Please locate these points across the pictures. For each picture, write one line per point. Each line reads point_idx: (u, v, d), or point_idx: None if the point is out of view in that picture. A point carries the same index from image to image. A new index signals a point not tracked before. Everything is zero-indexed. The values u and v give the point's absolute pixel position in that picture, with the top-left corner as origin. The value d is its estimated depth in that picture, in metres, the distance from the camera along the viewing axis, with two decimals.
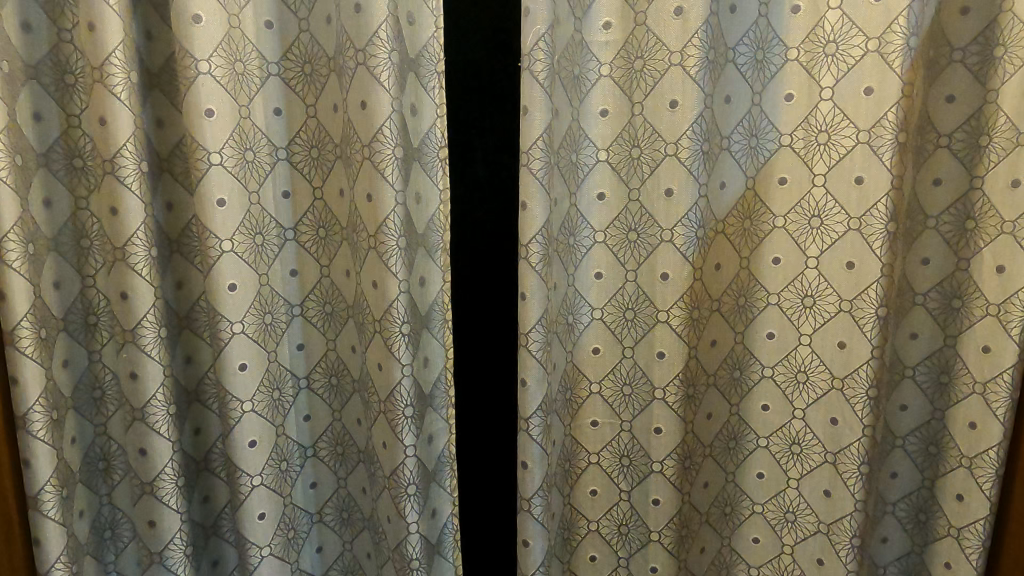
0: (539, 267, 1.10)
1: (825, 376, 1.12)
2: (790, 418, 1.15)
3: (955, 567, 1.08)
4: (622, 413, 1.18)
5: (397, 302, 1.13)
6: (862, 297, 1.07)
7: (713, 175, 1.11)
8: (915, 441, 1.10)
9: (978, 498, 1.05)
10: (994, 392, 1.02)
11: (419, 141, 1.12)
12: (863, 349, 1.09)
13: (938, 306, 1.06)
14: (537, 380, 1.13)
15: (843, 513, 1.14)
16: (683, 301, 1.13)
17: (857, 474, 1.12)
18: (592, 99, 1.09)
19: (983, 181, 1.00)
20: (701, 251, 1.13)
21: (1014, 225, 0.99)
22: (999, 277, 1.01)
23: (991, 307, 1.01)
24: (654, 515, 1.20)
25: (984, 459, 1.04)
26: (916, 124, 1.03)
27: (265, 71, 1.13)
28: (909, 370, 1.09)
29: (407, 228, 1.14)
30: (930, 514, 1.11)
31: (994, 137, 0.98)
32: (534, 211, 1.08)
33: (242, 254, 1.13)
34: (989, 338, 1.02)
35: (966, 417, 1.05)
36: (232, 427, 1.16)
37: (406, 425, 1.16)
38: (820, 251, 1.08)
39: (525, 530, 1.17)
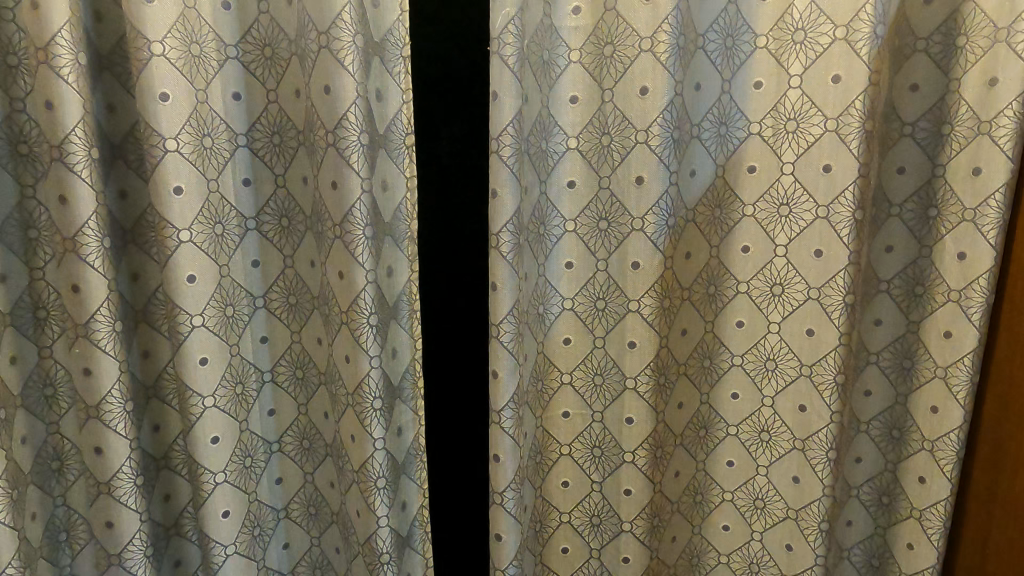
0: (509, 257, 1.08)
1: (794, 364, 1.12)
2: (760, 406, 1.16)
3: (917, 547, 1.10)
4: (594, 404, 1.17)
5: (364, 293, 1.10)
6: (832, 284, 1.07)
7: (683, 163, 1.10)
8: (879, 426, 1.11)
9: (939, 480, 1.06)
10: (955, 377, 1.03)
11: (384, 128, 1.09)
12: (830, 336, 1.09)
13: (900, 294, 1.07)
14: (509, 371, 1.11)
15: (810, 499, 1.15)
16: (655, 290, 1.12)
17: (825, 460, 1.12)
18: (562, 85, 1.08)
19: (945, 169, 1.01)
20: (672, 239, 1.12)
21: (976, 213, 0.99)
22: (960, 265, 1.01)
23: (953, 294, 1.02)
24: (626, 505, 1.20)
25: (946, 442, 1.05)
26: (884, 111, 1.03)
27: (223, 53, 1.08)
28: (875, 357, 1.10)
29: (373, 217, 1.10)
30: (893, 497, 1.12)
31: (957, 126, 0.99)
32: (505, 200, 1.06)
33: (202, 245, 1.08)
34: (950, 324, 1.03)
35: (927, 402, 1.07)
36: (192, 423, 1.12)
37: (375, 418, 1.14)
38: (788, 239, 1.09)
39: (499, 524, 1.16)
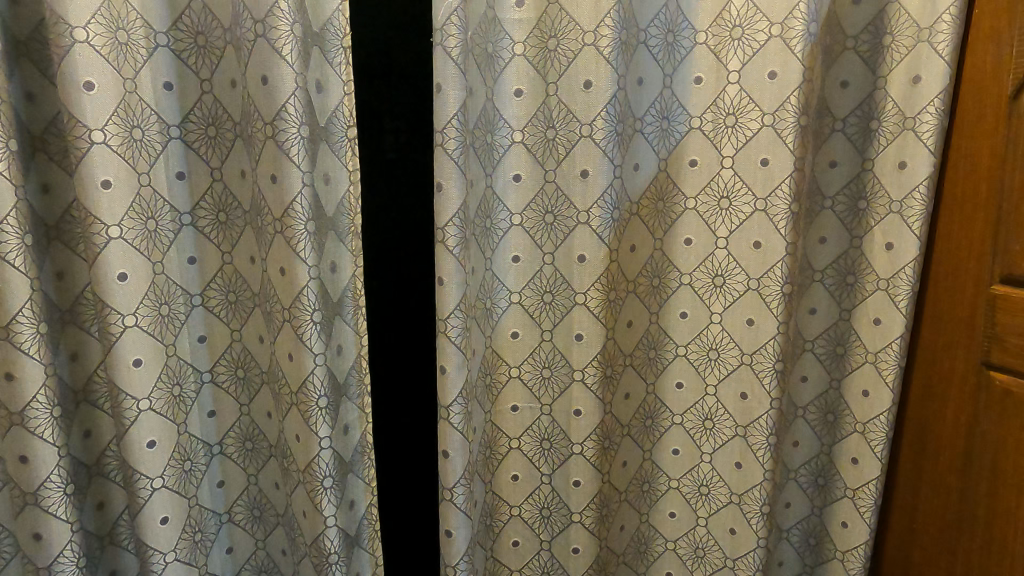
0: (456, 251, 1.06)
1: (735, 353, 1.15)
2: (703, 394, 1.19)
3: (851, 525, 1.15)
4: (542, 397, 1.18)
5: (307, 289, 1.07)
6: (770, 275, 1.10)
7: (627, 157, 1.11)
8: (814, 410, 1.16)
9: (871, 460, 1.11)
10: (884, 361, 1.07)
11: (326, 121, 1.06)
12: (770, 325, 1.12)
13: (834, 283, 1.12)
14: (456, 366, 1.09)
15: (751, 485, 1.18)
16: (601, 283, 1.12)
17: (766, 446, 1.15)
18: (507, 78, 1.07)
19: (872, 163, 1.06)
20: (617, 232, 1.13)
21: (902, 205, 1.03)
22: (888, 254, 1.06)
23: (881, 283, 1.07)
24: (576, 496, 1.20)
25: (877, 425, 1.09)
26: (817, 107, 1.07)
27: (152, 40, 1.03)
28: (809, 345, 1.15)
29: (316, 211, 1.08)
30: (828, 477, 1.18)
31: (883, 122, 1.04)
32: (450, 193, 1.04)
33: (133, 242, 1.03)
34: (878, 311, 1.08)
35: (859, 386, 1.11)
36: (127, 428, 1.06)
37: (320, 417, 1.11)
38: (729, 231, 1.12)
39: (449, 520, 1.14)
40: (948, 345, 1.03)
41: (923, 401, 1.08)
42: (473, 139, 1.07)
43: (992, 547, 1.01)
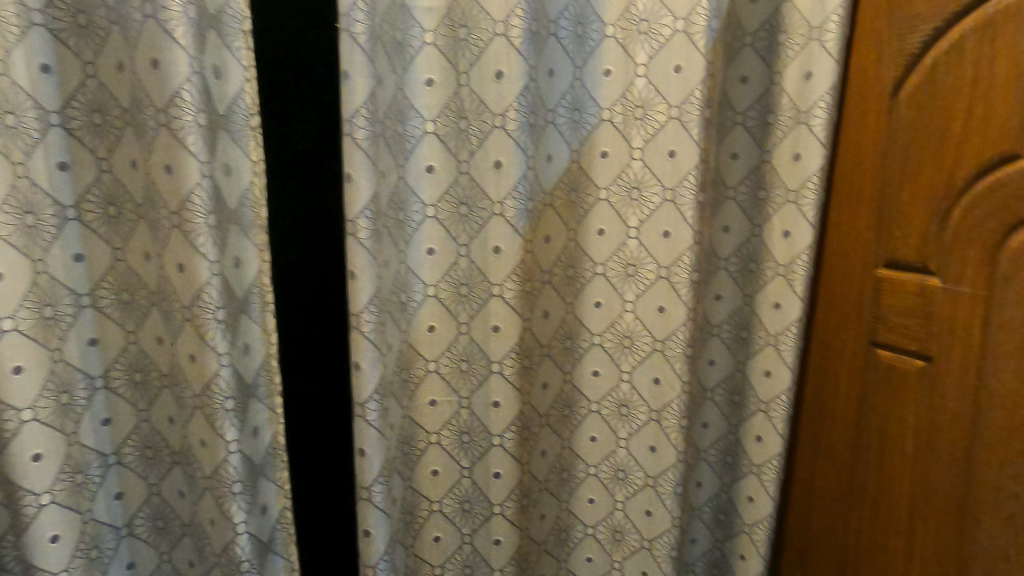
0: (368, 243, 1.04)
1: (648, 339, 1.18)
2: (619, 381, 1.21)
3: (756, 500, 1.19)
4: (460, 390, 1.17)
5: (208, 285, 1.02)
6: (680, 263, 1.13)
7: (540, 147, 1.13)
8: (722, 391, 1.22)
9: (773, 437, 1.17)
10: (784, 342, 1.13)
11: (225, 107, 1.01)
12: (680, 312, 1.15)
13: (737, 269, 1.17)
14: (371, 361, 1.06)
15: (667, 466, 1.20)
16: (516, 274, 1.14)
17: (679, 428, 1.19)
18: (416, 66, 1.04)
19: (771, 154, 1.10)
20: (532, 223, 1.14)
21: (797, 194, 1.08)
22: (785, 241, 1.10)
23: (780, 268, 1.12)
24: (495, 490, 1.21)
25: (778, 403, 1.15)
26: (719, 100, 1.11)
27: (25, 19, 0.94)
28: (716, 329, 1.20)
29: (217, 204, 1.04)
30: (735, 455, 1.22)
31: (780, 116, 1.08)
32: (361, 184, 1.01)
33: (8, 237, 0.93)
34: (779, 296, 1.12)
35: (762, 367, 1.16)
36: (7, 441, 0.96)
37: (226, 419, 1.06)
38: (640, 221, 1.14)
39: (368, 520, 1.11)
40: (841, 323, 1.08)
41: (823, 379, 1.12)
42: (382, 131, 1.05)
43: (879, 516, 1.05)
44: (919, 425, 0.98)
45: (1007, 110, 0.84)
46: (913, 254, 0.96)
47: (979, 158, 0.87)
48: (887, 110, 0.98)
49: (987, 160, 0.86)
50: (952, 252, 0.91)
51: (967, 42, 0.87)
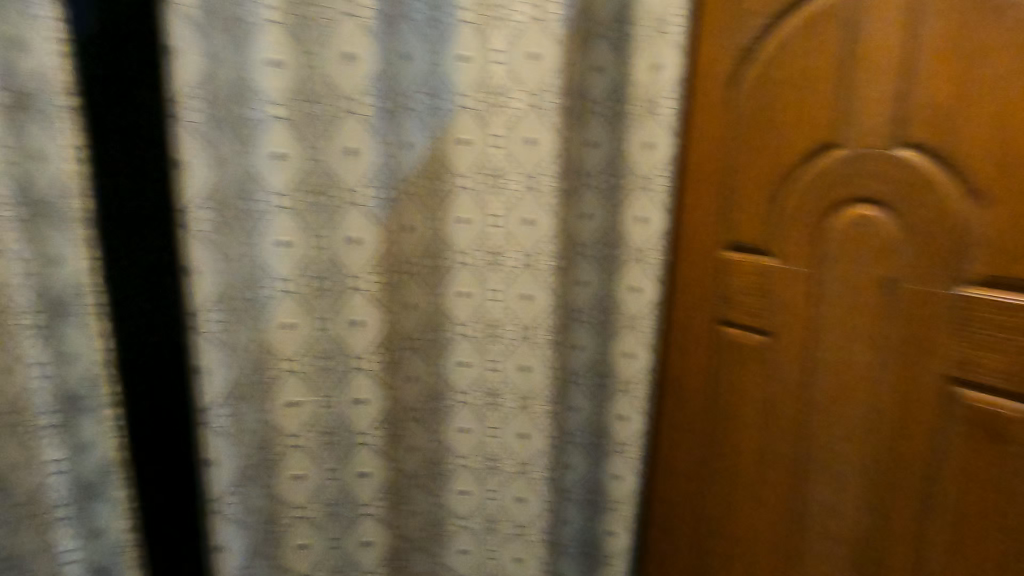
0: (380, 195, 1.17)
1: (609, 304, 1.32)
2: (605, 348, 1.33)
3: (670, 466, 1.30)
4: (418, 336, 1.23)
5: (230, 197, 1.11)
6: (650, 244, 1.27)
7: (519, 124, 1.16)
8: (678, 368, 1.27)
9: (684, 408, 1.26)
10: (722, 328, 1.18)
11: (302, 34, 1.10)
12: (651, 290, 1.29)
13: (695, 251, 1.22)
14: (288, 295, 1.17)
15: (631, 425, 1.35)
16: (481, 240, 1.21)
17: (641, 391, 1.33)
18: (451, 37, 1.14)
19: (725, 144, 1.14)
20: (506, 197, 1.19)
21: (734, 184, 1.13)
22: (716, 228, 1.17)
23: (720, 254, 1.17)
24: (460, 441, 1.28)
25: (633, 383, 1.33)
26: (698, 97, 1.17)
27: None
28: (678, 307, 1.26)
29: (245, 123, 1.10)
30: (658, 427, 1.32)
31: (735, 107, 1.12)
32: (357, 130, 1.14)
33: None
34: (728, 283, 1.16)
35: (698, 345, 1.22)
36: None
37: (210, 335, 1.12)
38: (620, 203, 1.28)
39: (206, 451, 1.16)
40: (712, 325, 1.20)
41: (681, 370, 1.26)
42: (405, 95, 1.15)
43: (732, 492, 1.18)
44: (760, 397, 1.12)
45: (817, 115, 0.99)
46: (761, 268, 1.10)
47: (811, 183, 1.01)
48: (731, 138, 1.12)
49: (814, 147, 1.00)
50: (792, 262, 1.05)
51: (805, 91, 1.00)
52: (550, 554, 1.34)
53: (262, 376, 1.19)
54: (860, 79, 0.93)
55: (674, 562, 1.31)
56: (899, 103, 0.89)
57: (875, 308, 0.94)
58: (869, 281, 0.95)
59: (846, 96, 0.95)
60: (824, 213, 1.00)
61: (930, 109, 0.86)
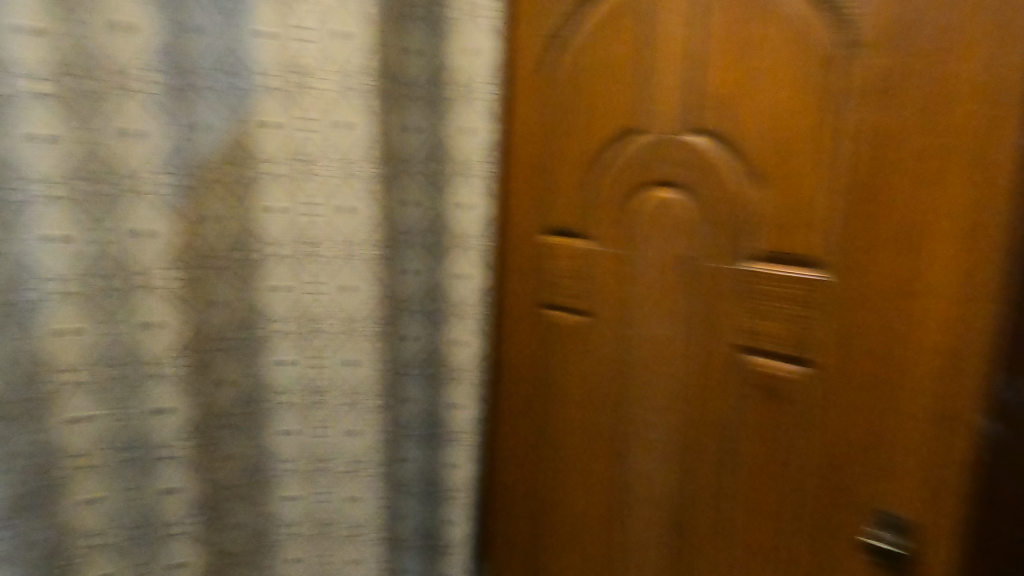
0: (167, 188, 1.07)
1: (432, 294, 1.28)
2: (432, 338, 1.30)
3: (508, 454, 1.31)
4: (227, 337, 1.14)
5: None
6: (475, 229, 1.27)
7: (331, 111, 1.14)
8: (506, 353, 1.29)
9: (515, 395, 1.28)
10: (544, 311, 1.21)
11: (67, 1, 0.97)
12: (477, 276, 1.28)
13: (517, 236, 1.24)
14: (61, 300, 1.02)
15: (462, 414, 1.33)
16: (292, 232, 1.15)
17: (474, 378, 1.32)
18: (249, 16, 1.08)
19: (542, 132, 1.16)
20: (321, 186, 1.15)
21: (548, 171, 1.17)
22: (535, 215, 1.20)
23: (539, 238, 1.20)
24: (283, 445, 1.21)
25: (467, 371, 1.31)
26: (511, 86, 1.20)
27: None
28: (504, 290, 1.28)
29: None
30: (494, 415, 1.34)
31: (550, 95, 1.15)
32: (136, 112, 1.03)
33: None
34: (544, 264, 1.19)
35: (523, 329, 1.25)
36: None
37: None
38: (442, 190, 1.25)
39: None
40: (533, 308, 1.23)
41: (511, 354, 1.28)
42: (195, 70, 1.06)
43: (559, 469, 1.22)
44: (580, 377, 1.16)
45: (620, 103, 1.04)
46: (576, 251, 1.14)
47: (616, 170, 1.07)
48: (544, 124, 1.16)
49: (617, 133, 1.06)
50: (604, 245, 1.10)
51: (604, 81, 1.06)
52: (391, 554, 1.32)
53: (36, 391, 1.02)
54: (652, 72, 1.00)
55: (512, 544, 1.33)
56: (689, 92, 0.96)
57: (676, 283, 1.01)
58: (669, 259, 1.02)
59: (641, 88, 1.01)
60: (628, 199, 1.06)
61: (717, 95, 0.93)
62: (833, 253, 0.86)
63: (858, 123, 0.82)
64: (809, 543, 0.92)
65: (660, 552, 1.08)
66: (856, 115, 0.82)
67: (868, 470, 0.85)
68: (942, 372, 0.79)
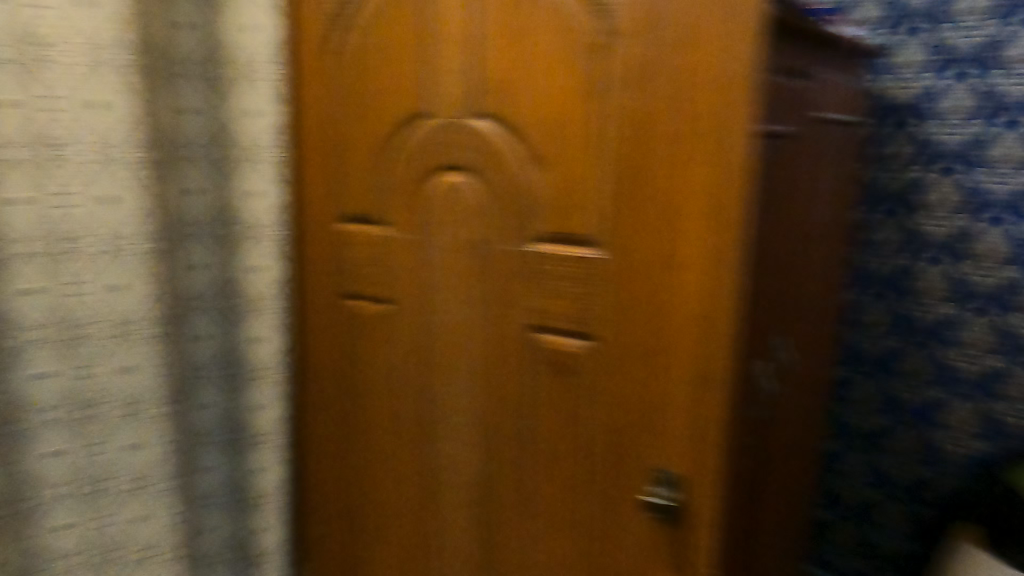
0: None
1: (224, 291, 1.19)
2: (229, 338, 1.21)
3: (316, 453, 1.26)
4: None
5: None
6: (269, 219, 1.21)
7: (86, 87, 1.02)
8: (309, 346, 1.23)
9: (320, 390, 1.23)
10: (344, 300, 1.17)
11: None
12: (276, 268, 1.23)
13: (313, 225, 1.18)
14: None
15: (266, 414, 1.28)
16: (42, 226, 1.01)
17: (279, 374, 1.27)
18: None
19: (332, 115, 1.12)
20: (77, 173, 1.03)
21: (342, 153, 1.12)
22: (330, 201, 1.15)
23: (335, 225, 1.15)
24: (47, 469, 1.07)
25: (268, 368, 1.26)
26: (300, 66, 1.14)
27: None
28: (303, 282, 1.21)
29: None
30: (301, 413, 1.27)
31: (340, 75, 1.10)
32: None
33: None
34: (342, 253, 1.15)
35: (325, 321, 1.20)
36: None
37: None
38: (229, 177, 1.17)
39: None
40: (335, 299, 1.18)
41: (316, 349, 1.22)
42: None
43: (369, 463, 1.19)
44: (384, 367, 1.14)
45: (408, 84, 1.03)
46: (373, 239, 1.11)
47: (407, 155, 1.05)
48: (332, 109, 1.12)
49: (405, 116, 1.04)
50: (399, 231, 1.08)
51: (392, 63, 1.04)
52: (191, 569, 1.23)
53: None
54: (437, 54, 1.00)
55: (326, 546, 1.28)
56: (471, 78, 0.98)
57: (471, 266, 1.02)
58: (462, 242, 1.02)
59: (427, 70, 1.01)
60: (420, 183, 1.05)
61: (497, 79, 0.96)
62: (607, 233, 0.91)
63: (620, 112, 0.88)
64: (601, 507, 0.97)
65: (471, 532, 1.10)
66: (619, 105, 0.88)
67: (646, 433, 0.93)
68: (699, 336, 0.87)
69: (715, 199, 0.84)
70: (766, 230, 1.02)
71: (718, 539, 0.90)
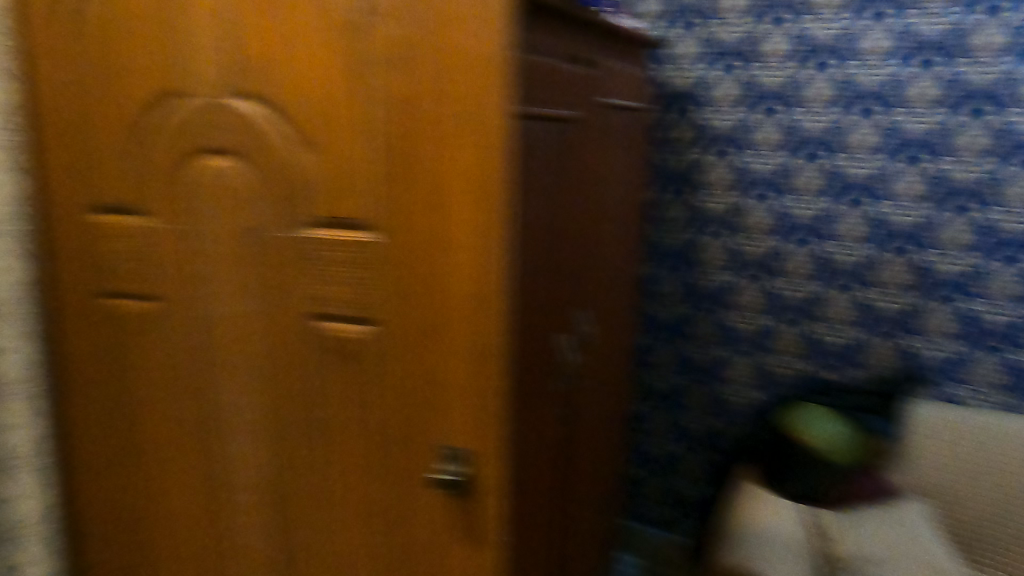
0: None
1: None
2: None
3: (84, 466, 1.14)
4: None
5: None
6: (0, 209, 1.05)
7: None
8: (66, 350, 1.10)
9: (84, 397, 1.11)
10: (102, 296, 1.06)
11: None
12: (9, 266, 1.07)
13: (60, 214, 1.05)
14: None
15: (13, 430, 1.12)
16: None
17: (26, 389, 1.11)
18: None
19: (72, 90, 1.00)
20: None
21: (88, 134, 1.01)
22: (77, 187, 1.03)
23: (86, 214, 1.04)
24: None
25: (16, 380, 1.10)
26: (26, 35, 1.01)
27: None
28: (53, 278, 1.08)
29: None
30: (62, 425, 1.14)
31: (78, 46, 0.99)
32: None
33: None
34: (97, 244, 1.04)
35: (84, 320, 1.08)
36: None
37: None
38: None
39: None
40: (91, 298, 1.07)
41: (73, 354, 1.10)
42: None
43: (145, 472, 1.10)
44: (155, 367, 1.05)
45: (158, 58, 0.95)
46: (130, 231, 1.02)
47: (161, 136, 0.97)
48: (72, 85, 1.00)
49: (157, 93, 0.96)
50: (158, 220, 1.00)
51: (139, 33, 0.95)
52: None
53: None
54: (190, 25, 0.93)
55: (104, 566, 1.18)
56: (223, 54, 0.92)
57: (240, 254, 0.97)
58: (230, 229, 0.97)
59: (179, 42, 0.94)
60: (179, 166, 0.97)
61: (257, 54, 0.91)
62: (379, 216, 0.91)
63: (380, 90, 0.87)
64: (393, 489, 0.98)
65: (265, 535, 1.06)
66: (378, 80, 0.87)
67: (429, 414, 0.94)
68: (474, 313, 0.90)
69: (479, 180, 0.86)
70: (531, 208, 1.07)
71: (504, 506, 0.95)
